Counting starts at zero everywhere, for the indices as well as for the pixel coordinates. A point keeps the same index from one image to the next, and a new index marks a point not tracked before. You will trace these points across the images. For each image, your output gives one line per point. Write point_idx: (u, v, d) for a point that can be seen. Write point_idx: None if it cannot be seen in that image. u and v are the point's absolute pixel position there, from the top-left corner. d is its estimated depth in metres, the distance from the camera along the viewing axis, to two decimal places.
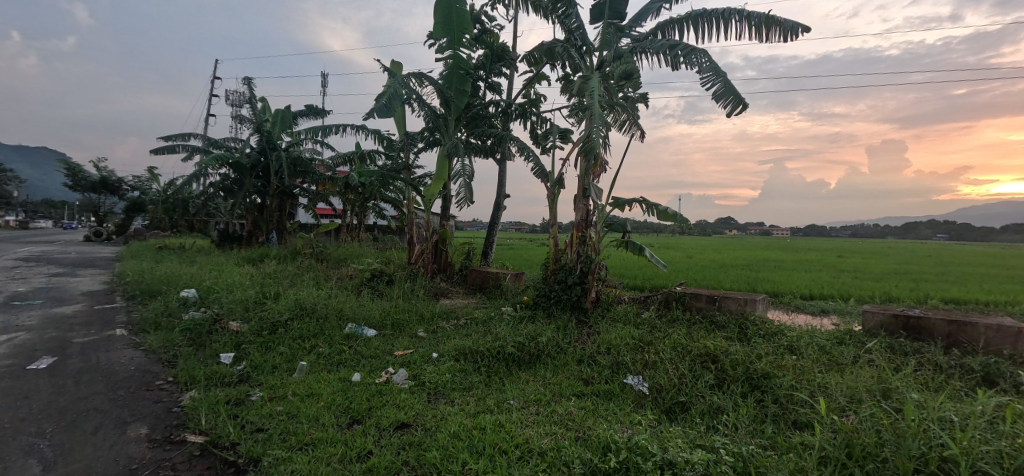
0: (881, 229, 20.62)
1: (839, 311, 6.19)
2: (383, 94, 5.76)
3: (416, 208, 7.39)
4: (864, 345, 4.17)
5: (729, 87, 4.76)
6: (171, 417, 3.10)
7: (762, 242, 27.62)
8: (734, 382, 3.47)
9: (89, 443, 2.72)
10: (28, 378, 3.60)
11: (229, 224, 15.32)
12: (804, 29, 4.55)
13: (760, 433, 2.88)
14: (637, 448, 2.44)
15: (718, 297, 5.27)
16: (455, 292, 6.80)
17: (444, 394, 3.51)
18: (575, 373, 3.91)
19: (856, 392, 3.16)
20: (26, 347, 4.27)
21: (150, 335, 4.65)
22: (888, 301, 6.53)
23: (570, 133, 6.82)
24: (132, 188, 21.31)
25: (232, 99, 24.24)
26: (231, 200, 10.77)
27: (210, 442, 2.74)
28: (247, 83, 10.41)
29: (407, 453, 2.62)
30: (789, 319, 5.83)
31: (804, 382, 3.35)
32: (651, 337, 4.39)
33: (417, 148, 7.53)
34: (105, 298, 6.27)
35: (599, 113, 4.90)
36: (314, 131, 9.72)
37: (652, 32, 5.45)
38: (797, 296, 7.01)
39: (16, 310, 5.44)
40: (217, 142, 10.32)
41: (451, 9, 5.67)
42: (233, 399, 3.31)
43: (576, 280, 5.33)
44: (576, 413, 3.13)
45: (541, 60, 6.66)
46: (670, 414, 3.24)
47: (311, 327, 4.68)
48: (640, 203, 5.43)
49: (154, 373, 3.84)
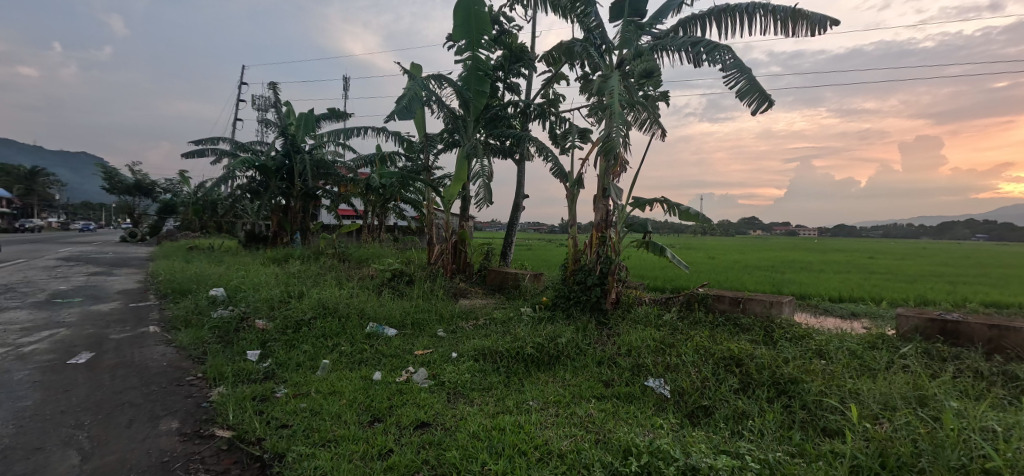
0: (915, 229, 19.82)
1: (870, 313, 5.97)
2: (403, 96, 5.83)
3: (436, 209, 7.46)
4: (899, 349, 4.00)
5: (753, 84, 4.65)
6: (201, 411, 3.20)
7: (802, 242, 25.50)
8: (760, 387, 3.38)
9: (124, 435, 2.84)
10: (68, 372, 3.78)
11: (255, 225, 15.83)
12: (833, 22, 4.40)
13: (788, 440, 2.79)
14: (659, 452, 2.40)
15: (743, 298, 5.14)
16: (474, 292, 6.84)
17: (463, 393, 3.52)
18: (595, 375, 3.87)
19: (889, 400, 3.04)
20: (66, 343, 4.49)
21: (182, 333, 4.83)
22: (922, 303, 6.27)
23: (590, 132, 6.77)
24: (165, 190, 22.54)
25: (259, 104, 25.13)
26: (257, 201, 11.09)
27: (237, 437, 2.83)
28: (272, 88, 10.69)
29: (427, 452, 2.63)
30: (817, 321, 5.67)
31: (834, 387, 3.23)
32: (673, 339, 4.31)
33: (437, 150, 7.59)
34: (139, 296, 6.55)
35: (618, 111, 4.85)
36: (336, 133, 9.91)
37: (673, 29, 5.37)
38: (825, 298, 6.80)
39: (57, 307, 5.73)
40: (244, 146, 10.65)
41: (470, 11, 5.70)
42: (259, 395, 3.40)
43: (596, 281, 5.29)
44: (596, 415, 3.10)
45: (560, 59, 6.63)
46: (693, 418, 3.18)
47: (333, 325, 4.77)
48: (662, 203, 5.34)
49: (184, 369, 3.98)
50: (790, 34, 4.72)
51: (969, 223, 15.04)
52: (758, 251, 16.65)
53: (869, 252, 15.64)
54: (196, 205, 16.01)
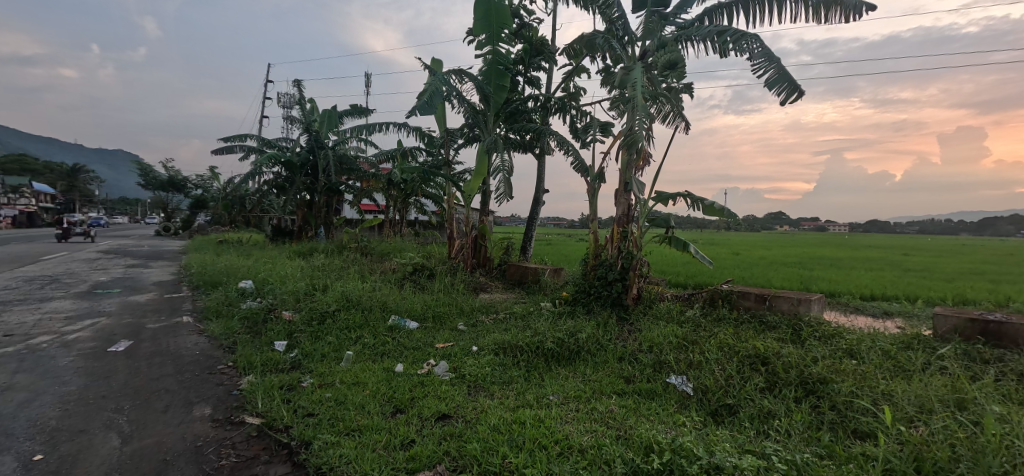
0: (954, 224, 18.86)
1: (904, 313, 5.72)
2: (424, 92, 5.87)
3: (457, 204, 7.50)
4: (936, 350, 3.83)
5: (783, 74, 4.49)
6: (231, 399, 3.34)
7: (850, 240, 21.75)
8: (787, 386, 3.29)
9: (160, 420, 2.98)
10: (109, 360, 3.98)
11: (282, 219, 16.26)
12: (868, 7, 4.20)
13: (816, 441, 2.70)
14: (681, 450, 2.38)
15: (769, 296, 5.01)
16: (495, 287, 6.88)
17: (484, 387, 3.55)
18: (615, 371, 3.84)
19: (925, 403, 2.92)
20: (107, 331, 4.73)
21: (213, 323, 5.02)
22: (961, 303, 5.98)
23: (611, 126, 6.68)
24: (195, 186, 23.35)
25: (284, 101, 25.76)
26: (283, 197, 11.38)
27: (266, 424, 2.93)
28: (297, 86, 10.92)
29: (448, 444, 2.67)
30: (848, 320, 5.46)
31: (865, 388, 3.13)
32: (696, 336, 4.23)
33: (458, 145, 7.63)
34: (173, 288, 6.84)
35: (641, 104, 4.76)
36: (359, 129, 10.05)
37: (699, 19, 5.23)
38: (856, 297, 6.56)
39: (99, 297, 6.04)
40: (271, 143, 10.92)
41: (490, 6, 5.69)
42: (286, 385, 3.51)
43: (617, 276, 5.24)
44: (617, 411, 3.08)
45: (581, 52, 6.55)
46: (716, 416, 3.12)
47: (357, 318, 4.88)
48: (685, 197, 5.24)
49: (216, 358, 4.15)
50: (822, 21, 4.52)
51: (1013, 220, 14.05)
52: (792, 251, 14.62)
53: (937, 252, 12.92)
54: (226, 201, 16.55)
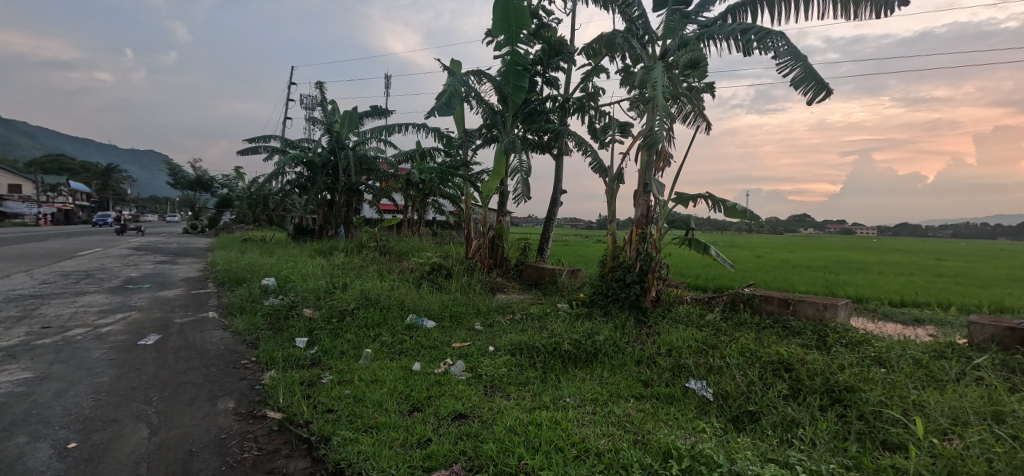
0: (992, 228, 18.01)
1: (936, 321, 5.49)
2: (443, 93, 5.91)
3: (474, 204, 7.54)
4: (971, 360, 3.67)
5: (809, 73, 4.37)
6: (254, 393, 3.42)
7: (871, 243, 21.82)
8: (812, 394, 3.19)
9: (187, 412, 3.08)
10: (139, 352, 4.13)
11: (304, 219, 16.61)
12: (900, 2, 4.04)
13: (842, 451, 2.61)
14: (701, 457, 2.34)
15: (793, 300, 4.87)
16: (511, 287, 6.88)
17: (500, 387, 3.56)
18: (633, 374, 3.80)
19: (960, 414, 2.80)
20: (137, 325, 4.91)
21: (237, 319, 5.17)
22: (998, 311, 5.72)
23: (630, 126, 6.61)
24: (222, 185, 24.03)
25: (307, 103, 26.32)
26: (305, 196, 11.63)
27: (287, 419, 2.99)
28: (319, 87, 11.14)
29: (464, 443, 2.68)
30: (876, 327, 5.28)
31: (895, 398, 3.01)
32: (717, 341, 4.14)
33: (476, 145, 7.67)
34: (200, 284, 7.06)
35: (662, 103, 4.68)
36: (379, 130, 10.19)
37: (722, 17, 5.13)
38: (885, 302, 6.34)
39: (130, 292, 6.27)
40: (294, 143, 11.18)
41: (509, 7, 5.69)
42: (306, 380, 3.58)
43: (635, 278, 5.17)
44: (635, 415, 3.05)
45: (600, 52, 6.50)
46: (737, 423, 3.05)
47: (375, 316, 4.94)
48: (706, 198, 5.15)
49: (239, 353, 4.26)
50: (851, 17, 4.38)
51: None
52: (816, 253, 14.20)
53: (929, 251, 14.87)
54: (251, 200, 16.99)
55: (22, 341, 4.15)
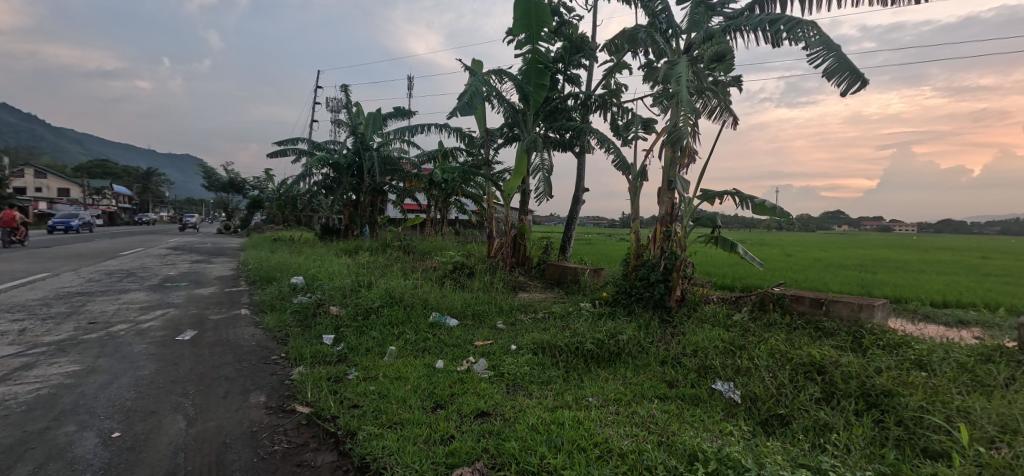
0: None
1: (983, 323, 5.18)
2: (464, 93, 5.94)
3: (496, 203, 7.58)
4: (1021, 366, 3.45)
5: (842, 62, 4.19)
6: (284, 388, 3.54)
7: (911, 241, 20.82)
8: (846, 398, 3.06)
9: (221, 405, 3.20)
10: (176, 348, 4.32)
11: (330, 218, 17.03)
12: None
13: (880, 458, 2.49)
14: (728, 460, 2.29)
15: (827, 300, 4.66)
16: (533, 286, 6.86)
17: (522, 385, 3.56)
18: (657, 374, 3.74)
19: (1008, 422, 2.64)
20: (175, 321, 5.14)
21: (268, 316, 5.34)
22: None
23: (654, 122, 6.49)
24: (253, 186, 24.88)
25: (333, 104, 27.08)
26: (331, 197, 11.91)
27: (315, 414, 3.07)
28: (344, 90, 11.37)
29: (486, 441, 2.69)
30: (917, 329, 5.01)
31: (937, 404, 2.86)
32: (745, 342, 4.03)
33: (497, 144, 7.68)
34: (233, 282, 7.33)
35: (686, 99, 4.57)
36: (402, 130, 10.34)
37: (748, 8, 4.99)
38: (925, 303, 6.03)
39: (168, 290, 6.57)
40: (321, 145, 11.46)
41: (530, 5, 5.67)
42: (333, 377, 3.66)
43: (659, 277, 5.08)
44: (659, 415, 3.00)
45: (622, 48, 6.41)
46: (767, 426, 2.95)
47: (399, 313, 5.03)
48: (733, 195, 5.02)
49: (270, 349, 4.41)
50: (887, 3, 4.18)
51: None
52: (851, 252, 13.58)
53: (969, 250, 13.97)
54: (280, 201, 17.51)
55: (71, 336, 4.41)
